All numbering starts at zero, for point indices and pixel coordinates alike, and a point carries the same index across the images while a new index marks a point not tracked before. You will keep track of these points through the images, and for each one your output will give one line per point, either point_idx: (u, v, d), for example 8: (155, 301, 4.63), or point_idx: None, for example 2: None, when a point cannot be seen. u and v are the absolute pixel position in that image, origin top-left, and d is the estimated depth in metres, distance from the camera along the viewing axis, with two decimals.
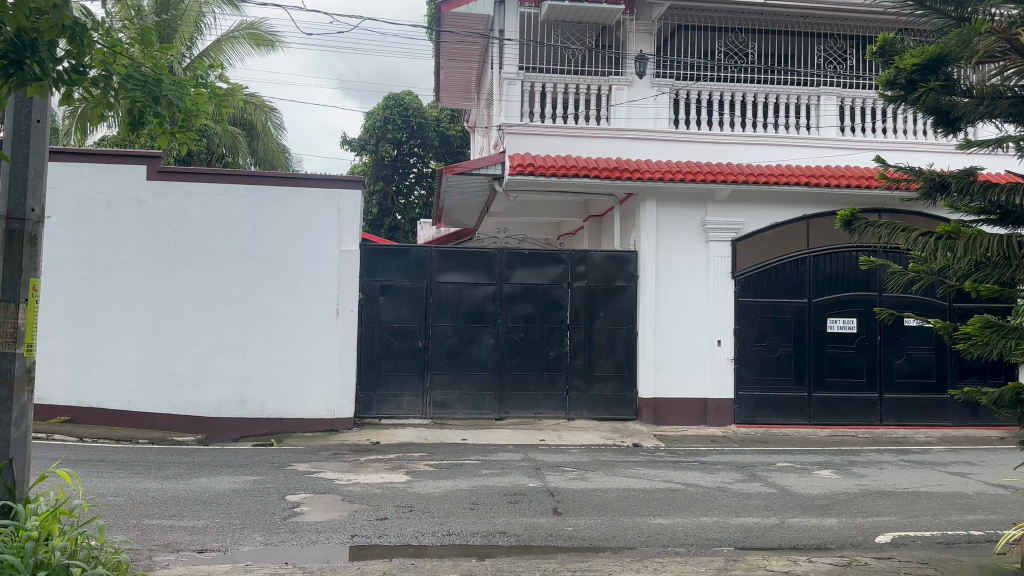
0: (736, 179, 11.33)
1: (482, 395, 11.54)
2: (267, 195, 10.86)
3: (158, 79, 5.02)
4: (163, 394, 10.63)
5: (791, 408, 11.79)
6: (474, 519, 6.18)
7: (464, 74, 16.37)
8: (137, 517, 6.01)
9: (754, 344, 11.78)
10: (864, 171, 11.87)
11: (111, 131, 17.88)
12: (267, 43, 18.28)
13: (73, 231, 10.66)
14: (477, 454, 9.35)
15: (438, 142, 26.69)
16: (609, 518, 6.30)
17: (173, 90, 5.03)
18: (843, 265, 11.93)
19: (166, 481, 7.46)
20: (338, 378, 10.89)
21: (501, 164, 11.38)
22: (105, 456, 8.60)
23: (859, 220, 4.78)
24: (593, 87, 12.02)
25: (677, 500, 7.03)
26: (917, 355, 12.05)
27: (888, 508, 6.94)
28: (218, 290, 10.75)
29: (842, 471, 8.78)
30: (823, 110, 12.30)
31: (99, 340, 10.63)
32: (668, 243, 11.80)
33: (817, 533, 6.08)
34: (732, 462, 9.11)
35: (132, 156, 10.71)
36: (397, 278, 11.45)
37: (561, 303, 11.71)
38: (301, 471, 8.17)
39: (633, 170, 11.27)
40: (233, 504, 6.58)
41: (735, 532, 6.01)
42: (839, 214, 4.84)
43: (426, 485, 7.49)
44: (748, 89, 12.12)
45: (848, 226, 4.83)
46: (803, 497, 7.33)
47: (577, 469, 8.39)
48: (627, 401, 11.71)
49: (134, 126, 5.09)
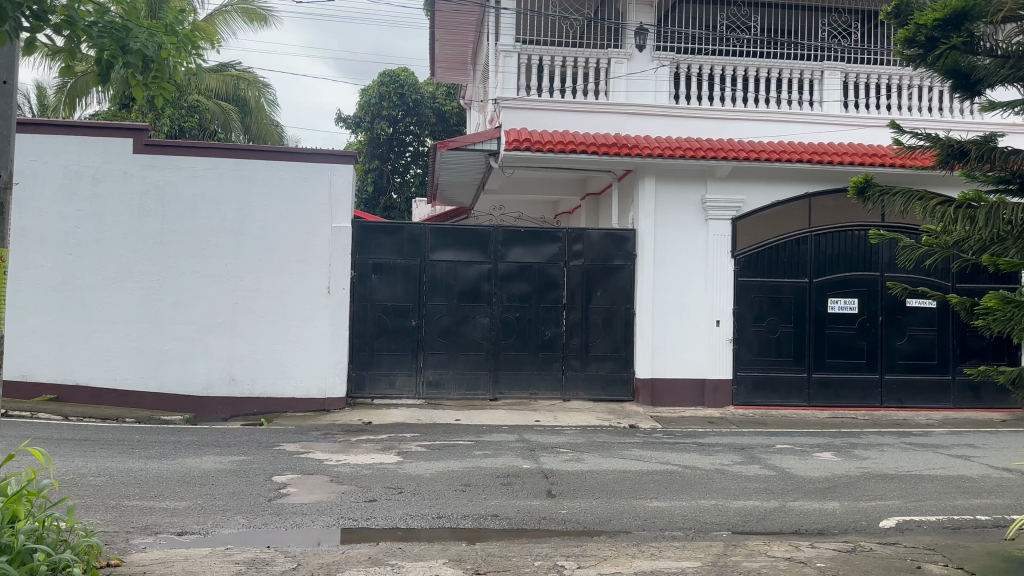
0: (738, 156, 11.06)
1: (476, 375, 11.33)
2: (257, 169, 10.59)
3: (127, 27, 4.75)
4: (151, 372, 10.41)
5: (790, 389, 11.63)
6: (464, 501, 5.98)
7: (459, 47, 16.06)
8: (116, 498, 5.80)
9: (752, 325, 11.57)
10: (869, 148, 11.60)
11: (102, 105, 17.69)
12: (261, 18, 17.96)
13: (58, 205, 10.39)
14: (471, 435, 9.16)
15: (433, 119, 26.29)
16: (605, 501, 6.11)
17: (140, 36, 4.75)
18: (845, 244, 11.69)
19: (150, 461, 7.25)
20: (330, 356, 10.68)
21: (497, 140, 11.08)
22: (89, 435, 8.39)
23: (872, 187, 4.54)
24: (591, 60, 11.71)
25: (676, 483, 6.84)
26: (919, 337, 11.86)
27: (891, 492, 6.76)
28: (207, 266, 10.49)
29: (843, 453, 8.61)
30: (826, 85, 12.00)
31: (85, 316, 10.39)
32: (667, 221, 11.55)
33: (820, 517, 5.89)
34: (730, 444, 8.93)
35: (118, 128, 10.42)
36: (390, 255, 11.20)
37: (557, 282, 11.49)
38: (290, 451, 7.97)
39: (633, 146, 11.00)
40: (218, 485, 6.37)
41: (735, 516, 5.82)
42: (852, 181, 4.60)
43: (417, 466, 7.29)
44: (749, 63, 11.83)
45: (861, 194, 4.60)
46: (804, 480, 7.15)
47: (572, 451, 8.19)
48: (623, 382, 11.52)
49: (103, 78, 4.79)
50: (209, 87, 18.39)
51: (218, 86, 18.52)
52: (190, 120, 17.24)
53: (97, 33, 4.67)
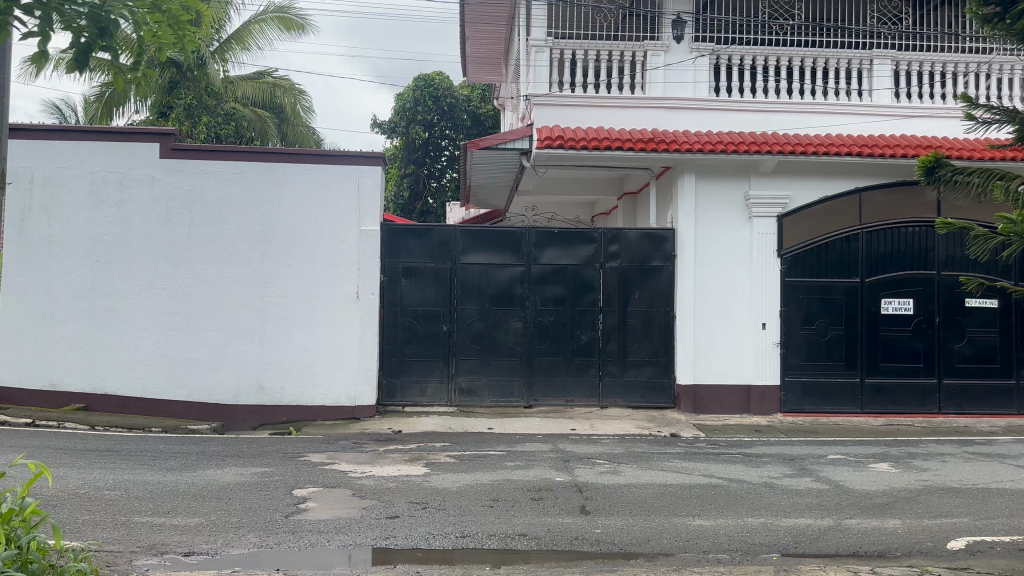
0: (783, 149, 10.52)
1: (510, 382, 10.95)
2: (285, 172, 10.37)
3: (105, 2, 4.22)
4: (179, 381, 10.24)
5: (842, 395, 11.02)
6: (491, 519, 5.59)
7: (490, 45, 15.80)
8: (126, 514, 5.58)
9: (800, 328, 11.00)
10: (923, 140, 10.95)
11: (139, 115, 17.74)
12: (297, 26, 17.72)
13: (85, 211, 10.29)
14: (503, 444, 8.77)
15: (469, 122, 26.05)
16: (643, 518, 5.66)
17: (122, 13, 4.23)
18: (898, 242, 11.07)
19: (169, 473, 7.01)
20: (360, 363, 10.41)
21: (529, 139, 10.73)
22: (112, 445, 8.23)
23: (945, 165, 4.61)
24: (627, 53, 11.27)
25: (720, 498, 6.35)
26: (980, 339, 11.15)
27: (958, 509, 6.18)
28: (234, 272, 10.30)
29: (902, 465, 8.00)
30: (876, 74, 11.37)
31: (113, 324, 10.26)
32: (708, 218, 11.03)
33: (880, 537, 5.36)
34: (779, 455, 8.38)
35: (145, 134, 10.31)
36: (420, 259, 10.89)
37: (593, 285, 11.05)
38: (314, 462, 7.68)
39: (670, 141, 10.55)
40: (234, 499, 6.10)
41: (785, 536, 5.33)
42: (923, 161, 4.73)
43: (443, 479, 6.92)
44: (794, 52, 11.27)
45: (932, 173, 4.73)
46: (861, 495, 6.60)
47: (609, 462, 7.75)
48: (664, 388, 11.04)
49: (79, 65, 4.26)
50: (246, 95, 18.33)
51: (255, 93, 18.41)
52: (225, 126, 16.73)
53: (73, 11, 4.19)
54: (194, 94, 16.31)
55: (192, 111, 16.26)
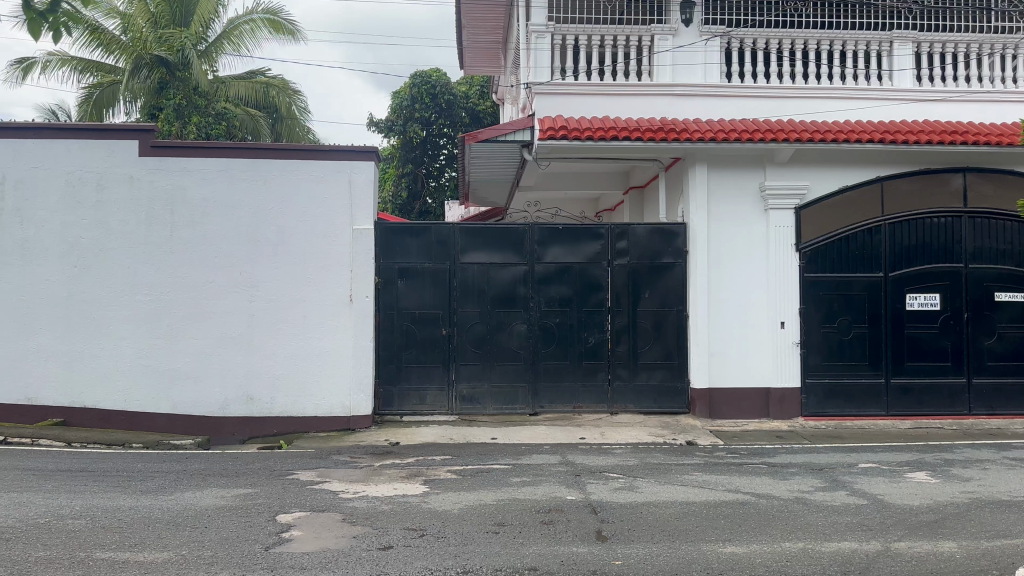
0: (801, 137, 9.87)
1: (514, 387, 10.33)
2: (272, 169, 9.76)
3: None
4: (163, 393, 9.65)
5: (867, 397, 10.39)
6: (497, 549, 4.97)
7: (488, 32, 15.23)
8: (87, 549, 4.96)
9: (821, 327, 10.37)
10: (948, 125, 10.35)
11: (128, 117, 17.14)
12: (287, 32, 17.09)
13: (60, 214, 9.67)
14: (508, 457, 8.15)
15: (467, 120, 25.49)
16: (668, 546, 5.04)
17: None
18: (923, 233, 10.45)
19: (143, 496, 6.38)
20: (354, 370, 9.80)
21: (531, 130, 10.10)
22: (87, 465, 7.61)
23: None
24: (634, 37, 10.66)
25: (750, 518, 5.71)
26: (1011, 334, 10.52)
27: (1016, 527, 5.54)
28: (219, 276, 9.69)
29: (941, 474, 7.35)
30: (897, 55, 10.78)
31: (92, 334, 9.64)
32: (720, 212, 10.40)
33: (938, 565, 4.72)
34: (807, 465, 7.73)
35: (122, 130, 9.67)
36: (417, 260, 10.27)
37: (600, 284, 10.43)
38: (303, 482, 7.03)
39: (681, 130, 9.89)
40: (209, 528, 5.47)
41: (832, 566, 4.69)
42: None
43: (443, 499, 6.28)
44: (810, 34, 10.69)
45: None
46: (906, 511, 5.94)
47: (624, 477, 7.12)
48: (677, 393, 10.41)
49: None
50: (237, 95, 17.72)
51: (247, 94, 17.78)
52: (216, 128, 16.03)
53: None
54: (183, 94, 15.69)
55: (181, 111, 15.56)
